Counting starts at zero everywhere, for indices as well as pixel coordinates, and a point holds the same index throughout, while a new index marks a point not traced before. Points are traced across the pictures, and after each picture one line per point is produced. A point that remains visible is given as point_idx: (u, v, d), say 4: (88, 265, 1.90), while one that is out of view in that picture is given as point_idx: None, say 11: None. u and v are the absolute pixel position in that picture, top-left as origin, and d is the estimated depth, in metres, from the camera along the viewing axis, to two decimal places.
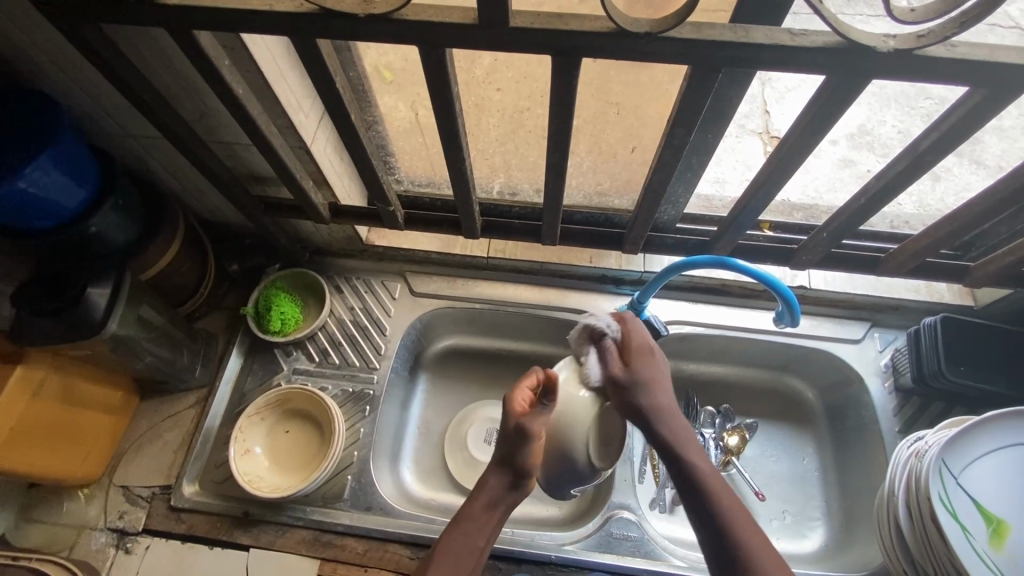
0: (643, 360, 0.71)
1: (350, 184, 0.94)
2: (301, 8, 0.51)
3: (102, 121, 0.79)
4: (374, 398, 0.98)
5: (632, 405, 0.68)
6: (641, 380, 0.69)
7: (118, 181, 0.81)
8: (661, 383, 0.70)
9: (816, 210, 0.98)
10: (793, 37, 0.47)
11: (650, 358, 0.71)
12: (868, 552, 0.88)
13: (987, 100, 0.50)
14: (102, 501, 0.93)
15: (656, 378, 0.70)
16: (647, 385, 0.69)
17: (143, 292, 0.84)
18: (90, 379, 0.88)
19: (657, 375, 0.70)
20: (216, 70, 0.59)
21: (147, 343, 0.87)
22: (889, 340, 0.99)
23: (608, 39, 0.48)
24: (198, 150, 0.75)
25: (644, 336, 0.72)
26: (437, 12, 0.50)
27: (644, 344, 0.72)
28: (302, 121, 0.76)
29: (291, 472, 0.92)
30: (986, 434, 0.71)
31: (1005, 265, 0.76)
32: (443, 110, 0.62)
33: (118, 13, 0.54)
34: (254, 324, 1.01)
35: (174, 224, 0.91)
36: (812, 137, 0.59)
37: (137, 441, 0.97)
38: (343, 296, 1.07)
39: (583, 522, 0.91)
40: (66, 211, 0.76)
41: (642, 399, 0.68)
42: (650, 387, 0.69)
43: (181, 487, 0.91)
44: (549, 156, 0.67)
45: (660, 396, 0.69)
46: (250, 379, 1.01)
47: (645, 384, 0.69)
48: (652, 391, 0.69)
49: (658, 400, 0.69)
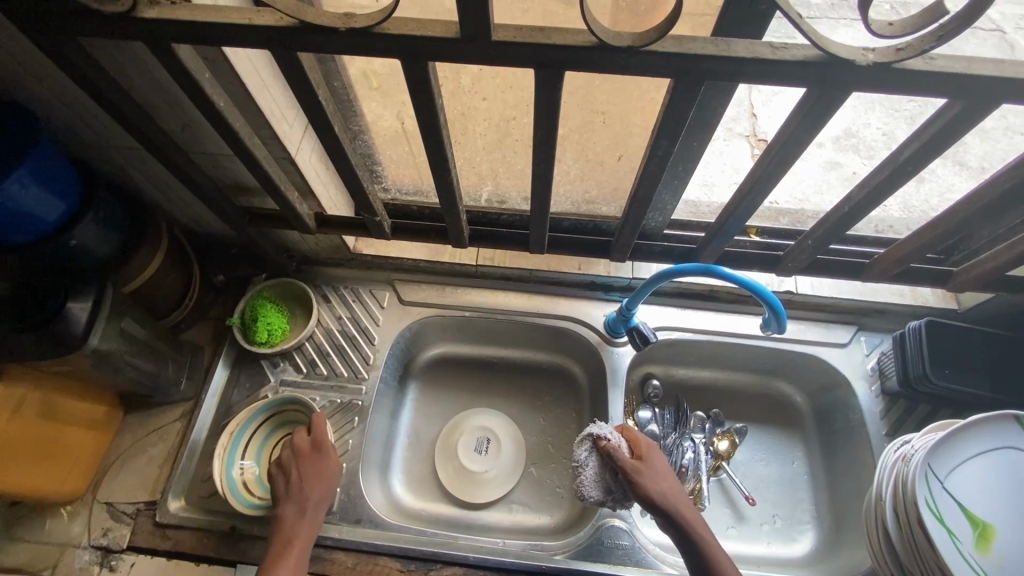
0: (648, 456, 0.82)
1: (337, 194, 0.94)
2: (282, 22, 0.51)
3: (82, 132, 0.78)
4: (362, 408, 0.98)
5: (643, 483, 0.78)
6: (650, 470, 0.80)
7: (99, 193, 0.80)
8: (666, 472, 0.81)
9: (802, 214, 0.99)
10: (774, 50, 0.47)
11: (653, 454, 0.83)
12: (858, 555, 0.88)
13: (966, 111, 0.50)
14: (85, 518, 0.91)
15: (661, 469, 0.81)
16: (654, 475, 0.79)
17: (125, 305, 0.83)
18: (72, 394, 0.87)
19: (660, 466, 0.81)
20: (195, 82, 0.58)
21: (131, 357, 0.85)
22: (875, 343, 1.00)
23: (591, 52, 0.48)
24: (180, 162, 0.74)
25: (649, 440, 0.84)
26: (418, 25, 0.50)
27: (645, 444, 0.84)
28: (286, 132, 0.75)
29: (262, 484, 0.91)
30: (971, 437, 0.72)
31: (987, 270, 0.77)
32: (428, 121, 0.61)
33: (93, 26, 0.53)
34: (241, 335, 0.99)
35: (157, 236, 0.90)
36: (796, 146, 0.59)
37: (122, 456, 0.96)
38: (331, 306, 1.06)
39: (575, 531, 0.90)
40: (45, 224, 0.74)
41: (655, 487, 0.78)
42: (659, 476, 0.80)
43: (167, 502, 0.90)
44: (535, 166, 0.67)
45: (669, 483, 0.79)
46: (238, 391, 1.00)
47: (653, 475, 0.79)
48: (663, 480, 0.79)
49: (667, 486, 0.79)
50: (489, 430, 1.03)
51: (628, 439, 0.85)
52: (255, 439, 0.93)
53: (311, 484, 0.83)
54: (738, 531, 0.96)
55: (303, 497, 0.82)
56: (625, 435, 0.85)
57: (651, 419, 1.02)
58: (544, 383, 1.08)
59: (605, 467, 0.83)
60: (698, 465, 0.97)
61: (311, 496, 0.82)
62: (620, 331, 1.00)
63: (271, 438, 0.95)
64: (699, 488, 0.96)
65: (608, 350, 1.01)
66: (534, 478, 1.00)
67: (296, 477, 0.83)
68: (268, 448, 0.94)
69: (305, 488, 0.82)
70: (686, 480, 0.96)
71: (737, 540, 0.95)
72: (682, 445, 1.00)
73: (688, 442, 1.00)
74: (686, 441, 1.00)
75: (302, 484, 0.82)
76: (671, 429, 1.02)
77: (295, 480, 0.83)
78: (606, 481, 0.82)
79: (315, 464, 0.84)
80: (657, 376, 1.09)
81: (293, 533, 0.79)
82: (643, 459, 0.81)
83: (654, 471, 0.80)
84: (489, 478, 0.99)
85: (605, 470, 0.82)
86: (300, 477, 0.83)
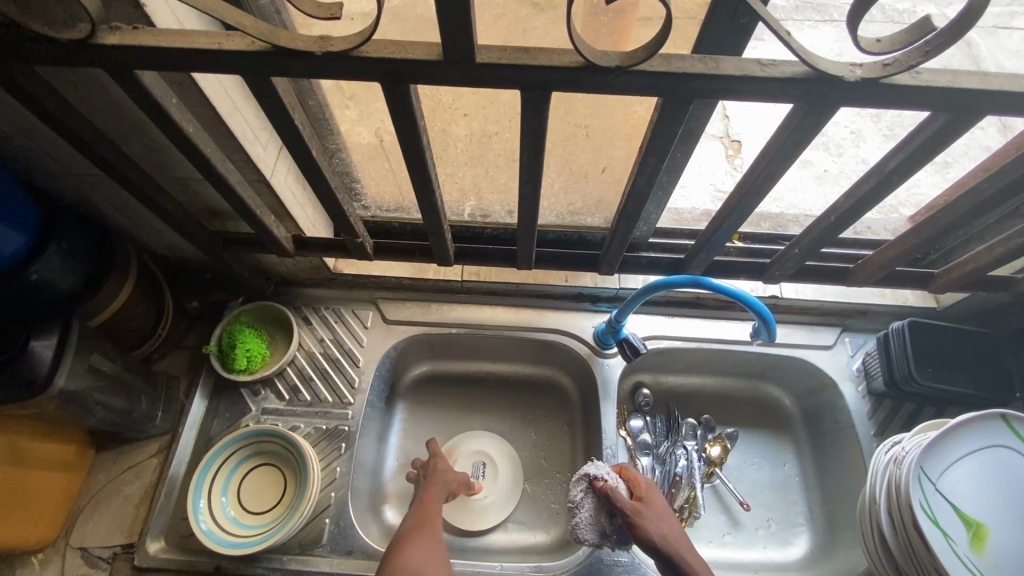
0: (649, 494, 0.82)
1: (314, 215, 0.91)
2: (253, 46, 0.48)
3: (39, 160, 0.73)
4: (349, 434, 0.94)
5: (640, 526, 0.77)
6: (648, 509, 0.79)
7: (61, 224, 0.76)
8: (667, 512, 0.80)
9: (783, 219, 1.00)
10: (763, 68, 0.46)
11: (654, 494, 0.82)
12: (853, 557, 0.89)
13: (950, 122, 0.51)
14: (57, 566, 0.86)
15: (662, 509, 0.80)
16: (655, 516, 0.78)
17: (94, 340, 0.79)
18: (38, 436, 0.82)
19: (661, 506, 0.80)
20: (162, 109, 0.55)
21: (101, 395, 0.81)
22: (859, 344, 1.02)
23: (579, 72, 0.47)
24: (146, 189, 0.70)
25: (650, 482, 0.84)
26: (399, 47, 0.48)
27: (648, 485, 0.83)
28: (259, 154, 0.72)
29: (244, 520, 0.87)
30: (960, 438, 0.73)
31: (966, 272, 0.79)
32: (409, 140, 0.59)
33: (47, 53, 0.49)
34: (218, 363, 0.95)
35: (126, 264, 0.86)
36: (783, 160, 0.59)
37: (95, 497, 0.91)
38: (312, 328, 1.02)
39: (572, 549, 0.89)
40: (2, 260, 0.69)
41: (655, 528, 0.76)
42: (659, 517, 0.78)
43: (145, 545, 0.85)
44: (522, 186, 0.65)
45: (670, 525, 0.77)
46: (217, 422, 0.96)
47: (652, 514, 0.78)
48: (665, 523, 0.77)
49: (668, 527, 0.77)
50: (484, 454, 1.01)
51: (627, 480, 0.84)
52: (219, 476, 0.88)
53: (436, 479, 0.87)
54: (734, 538, 0.96)
55: (431, 501, 0.83)
56: (624, 475, 0.85)
57: (643, 428, 1.02)
58: (535, 397, 1.07)
59: (603, 507, 0.82)
60: (692, 473, 0.97)
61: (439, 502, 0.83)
62: (609, 343, 0.99)
63: (238, 472, 0.90)
64: (693, 497, 0.95)
65: (598, 361, 1.00)
66: (530, 496, 0.98)
67: (443, 486, 0.86)
68: (236, 481, 0.89)
69: (433, 494, 0.84)
70: (680, 490, 0.96)
71: (734, 547, 0.95)
72: (676, 453, 1.00)
73: (681, 450, 1.00)
74: (679, 449, 1.00)
75: (442, 468, 0.90)
76: (664, 438, 1.02)
77: (439, 484, 0.86)
78: (602, 524, 0.81)
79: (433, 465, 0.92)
80: (646, 384, 1.08)
81: (427, 519, 0.78)
82: (643, 497, 0.81)
83: (653, 513, 0.79)
84: (490, 506, 0.96)
85: (602, 512, 0.82)
86: (437, 487, 0.86)
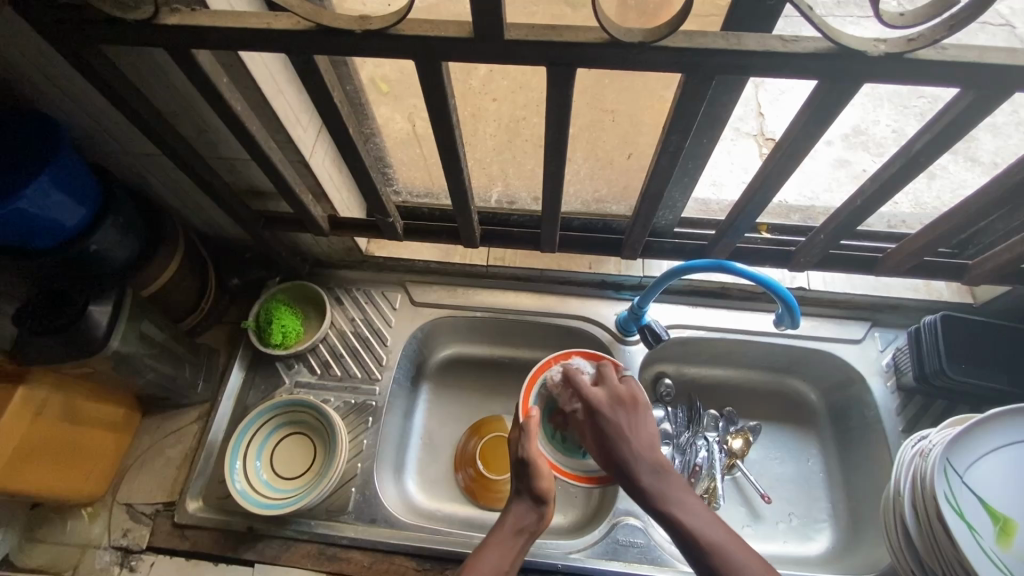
0: (621, 398, 0.76)
1: (349, 196, 0.95)
2: (299, 25, 0.52)
3: (102, 139, 0.79)
4: (376, 409, 0.98)
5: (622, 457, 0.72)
6: (615, 422, 0.74)
7: (119, 199, 0.82)
8: (641, 430, 0.74)
9: (813, 211, 0.98)
10: (785, 44, 0.47)
11: (619, 399, 0.76)
12: (876, 552, 0.87)
13: (979, 99, 0.51)
14: (105, 519, 0.93)
15: (628, 412, 0.75)
16: (621, 438, 0.73)
17: (144, 309, 0.84)
18: (92, 397, 0.88)
19: (622, 407, 0.75)
20: (215, 88, 0.60)
21: (149, 359, 0.86)
22: (889, 339, 1.00)
23: (603, 49, 0.49)
24: (197, 167, 0.75)
25: (622, 403, 0.75)
26: (432, 26, 0.51)
27: (631, 388, 0.77)
28: (300, 135, 0.76)
29: (285, 483, 0.92)
30: (989, 431, 0.71)
31: (1003, 263, 0.77)
32: (441, 122, 0.62)
33: (115, 32, 0.54)
34: (255, 337, 1.00)
35: (174, 241, 0.92)
36: (809, 137, 0.59)
37: (140, 458, 0.97)
38: (344, 308, 1.07)
39: (591, 528, 0.91)
40: (66, 230, 0.76)
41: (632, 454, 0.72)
42: (637, 442, 0.73)
43: (185, 503, 0.91)
44: (546, 165, 0.67)
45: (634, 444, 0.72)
46: (253, 393, 1.01)
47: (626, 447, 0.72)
48: (641, 457, 0.72)
49: (649, 454, 0.73)
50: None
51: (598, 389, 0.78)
52: (254, 441, 0.92)
53: (517, 503, 0.79)
54: (754, 530, 0.95)
55: (500, 534, 0.77)
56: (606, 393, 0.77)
57: (664, 418, 1.01)
58: None
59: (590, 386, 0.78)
60: (713, 464, 0.97)
61: (508, 535, 0.76)
62: (632, 331, 1.00)
63: (272, 439, 0.94)
64: (713, 487, 0.95)
65: (620, 348, 1.01)
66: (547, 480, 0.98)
67: (517, 515, 0.78)
68: (270, 447, 0.94)
69: (507, 524, 0.78)
70: (701, 479, 0.96)
71: (752, 539, 0.95)
72: (696, 444, 0.99)
73: (702, 441, 0.99)
74: (700, 440, 0.99)
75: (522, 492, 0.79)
76: (684, 428, 1.01)
77: (514, 520, 0.78)
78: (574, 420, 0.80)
79: (521, 466, 0.79)
80: (668, 374, 1.08)
81: (484, 552, 0.75)
82: (594, 411, 0.75)
83: (627, 439, 0.73)
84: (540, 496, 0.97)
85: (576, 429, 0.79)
86: (510, 517, 0.78)
